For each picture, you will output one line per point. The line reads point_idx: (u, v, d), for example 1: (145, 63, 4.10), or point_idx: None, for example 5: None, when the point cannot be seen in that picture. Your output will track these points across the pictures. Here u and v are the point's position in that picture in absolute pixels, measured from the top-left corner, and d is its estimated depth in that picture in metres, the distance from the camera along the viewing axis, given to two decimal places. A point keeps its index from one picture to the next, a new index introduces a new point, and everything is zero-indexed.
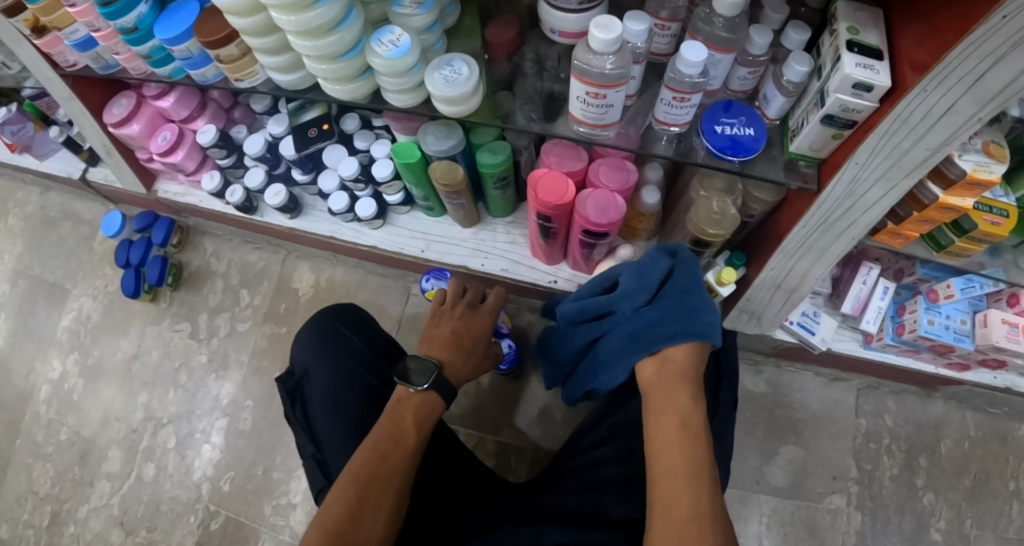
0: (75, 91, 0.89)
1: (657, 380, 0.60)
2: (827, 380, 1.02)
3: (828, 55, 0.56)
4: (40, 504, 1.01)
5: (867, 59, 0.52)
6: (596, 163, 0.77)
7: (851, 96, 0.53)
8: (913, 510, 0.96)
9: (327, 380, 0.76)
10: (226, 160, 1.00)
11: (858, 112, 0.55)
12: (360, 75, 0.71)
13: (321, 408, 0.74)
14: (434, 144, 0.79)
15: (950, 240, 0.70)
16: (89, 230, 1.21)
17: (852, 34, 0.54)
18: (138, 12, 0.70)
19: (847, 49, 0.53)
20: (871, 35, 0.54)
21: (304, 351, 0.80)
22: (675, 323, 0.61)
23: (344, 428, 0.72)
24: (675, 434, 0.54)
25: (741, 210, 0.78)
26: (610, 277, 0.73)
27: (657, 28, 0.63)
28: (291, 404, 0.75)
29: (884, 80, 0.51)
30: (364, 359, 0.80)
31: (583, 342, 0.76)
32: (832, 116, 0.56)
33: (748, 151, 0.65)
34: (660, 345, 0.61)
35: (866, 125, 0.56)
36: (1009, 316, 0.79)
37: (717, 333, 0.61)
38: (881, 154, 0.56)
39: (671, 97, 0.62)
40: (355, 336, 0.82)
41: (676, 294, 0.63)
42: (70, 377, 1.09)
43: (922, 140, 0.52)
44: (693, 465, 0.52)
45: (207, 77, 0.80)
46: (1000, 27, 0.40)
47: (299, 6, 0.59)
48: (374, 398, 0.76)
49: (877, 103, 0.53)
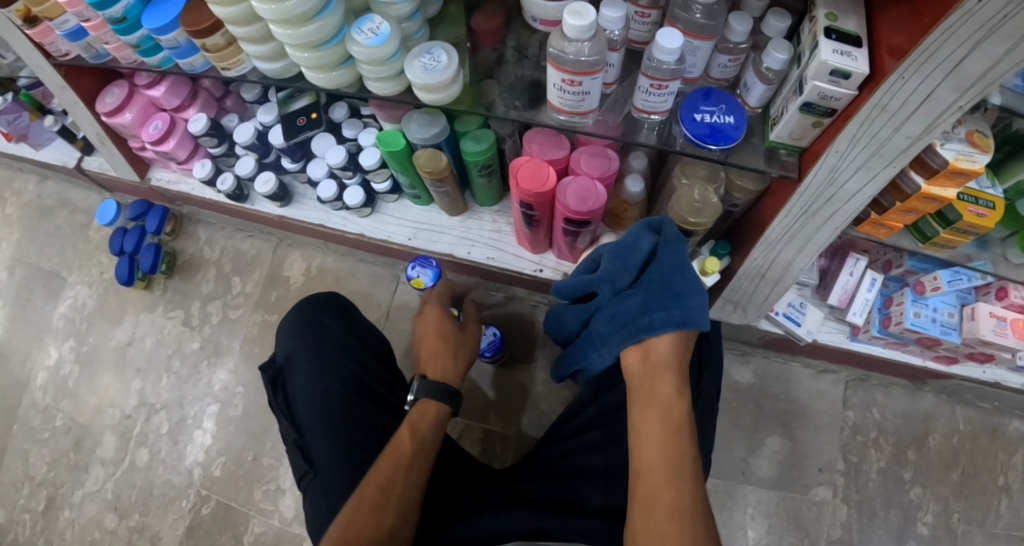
0: (68, 80, 0.90)
1: (642, 372, 0.60)
2: (816, 372, 1.02)
3: (806, 42, 0.56)
4: (36, 489, 1.03)
5: (844, 45, 0.51)
6: (578, 151, 0.77)
7: (829, 83, 0.53)
8: (900, 503, 0.96)
9: (308, 367, 0.76)
10: (218, 149, 1.01)
11: (837, 100, 0.54)
12: (342, 64, 0.72)
13: (303, 394, 0.74)
14: (418, 132, 0.80)
15: (935, 231, 0.68)
16: (85, 218, 1.23)
17: (830, 21, 0.53)
18: (125, 2, 0.71)
19: (824, 36, 0.52)
20: (850, 22, 0.53)
21: (286, 340, 0.81)
22: (658, 312, 0.58)
23: (323, 413, 0.72)
24: (657, 427, 0.55)
25: (724, 200, 0.77)
26: (594, 257, 0.70)
27: (636, 15, 0.63)
28: (273, 391, 0.76)
29: (862, 67, 0.50)
30: (350, 348, 0.81)
31: (576, 325, 0.74)
32: (810, 103, 0.56)
33: (728, 139, 0.64)
34: (646, 333, 0.59)
35: (845, 112, 0.56)
36: (997, 310, 0.78)
37: (704, 316, 0.58)
38: (861, 142, 0.55)
39: (648, 85, 0.62)
40: (339, 326, 0.82)
41: (658, 280, 0.59)
42: (67, 363, 1.11)
43: (902, 127, 0.51)
44: (674, 459, 0.52)
45: (195, 66, 0.81)
46: (975, 12, 0.39)
47: None
48: (356, 386, 0.77)
49: (855, 90, 0.53)
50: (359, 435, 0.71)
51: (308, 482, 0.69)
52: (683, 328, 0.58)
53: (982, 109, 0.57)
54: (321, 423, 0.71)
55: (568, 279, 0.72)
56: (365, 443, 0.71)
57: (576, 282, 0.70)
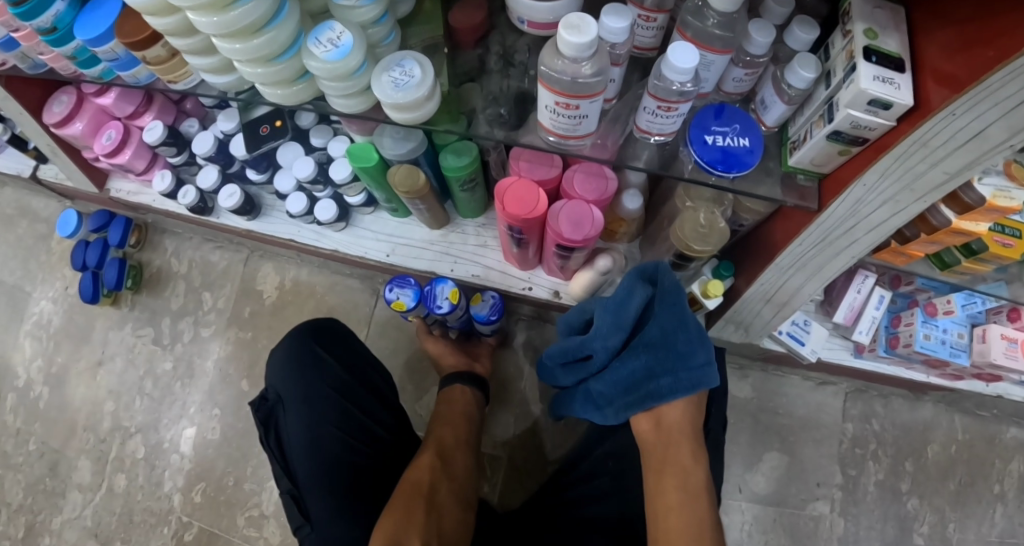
0: (11, 91, 0.81)
1: (655, 437, 0.58)
2: (815, 383, 0.98)
3: (840, 60, 0.48)
4: (14, 516, 1.00)
5: (887, 70, 0.44)
6: (571, 170, 0.71)
7: (865, 112, 0.45)
8: (897, 514, 0.94)
9: (302, 412, 0.77)
10: (177, 158, 0.94)
11: (871, 129, 0.47)
12: (301, 77, 0.62)
13: (297, 442, 0.75)
14: (392, 147, 0.73)
15: (957, 260, 0.63)
16: (46, 229, 1.16)
17: (869, 39, 0.45)
18: (55, 10, 0.62)
19: (863, 58, 0.44)
20: (892, 41, 0.45)
21: (278, 376, 0.80)
22: (665, 377, 0.55)
23: (317, 464, 0.73)
24: (675, 497, 0.53)
25: (730, 220, 0.72)
26: (586, 311, 0.66)
27: (640, 20, 0.54)
28: (266, 433, 0.77)
29: (905, 98, 0.43)
30: (347, 388, 0.80)
31: (572, 380, 0.69)
32: (840, 132, 0.48)
33: (742, 165, 0.56)
34: (655, 399, 0.56)
35: (878, 142, 0.48)
36: (1009, 332, 0.74)
37: (713, 373, 0.55)
38: (893, 177, 0.48)
39: (656, 106, 0.53)
40: (332, 359, 0.81)
41: (661, 342, 0.54)
42: (35, 385, 1.06)
43: (942, 164, 0.44)
44: (693, 530, 0.50)
45: (139, 78, 0.72)
46: None
47: (218, 5, 0.49)
48: (352, 429, 0.77)
49: (894, 121, 0.45)
50: (355, 485, 0.72)
51: (305, 534, 0.70)
52: (696, 387, 0.55)
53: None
54: (318, 473, 0.72)
55: (559, 343, 0.68)
56: (362, 489, 0.72)
57: (567, 346, 0.66)
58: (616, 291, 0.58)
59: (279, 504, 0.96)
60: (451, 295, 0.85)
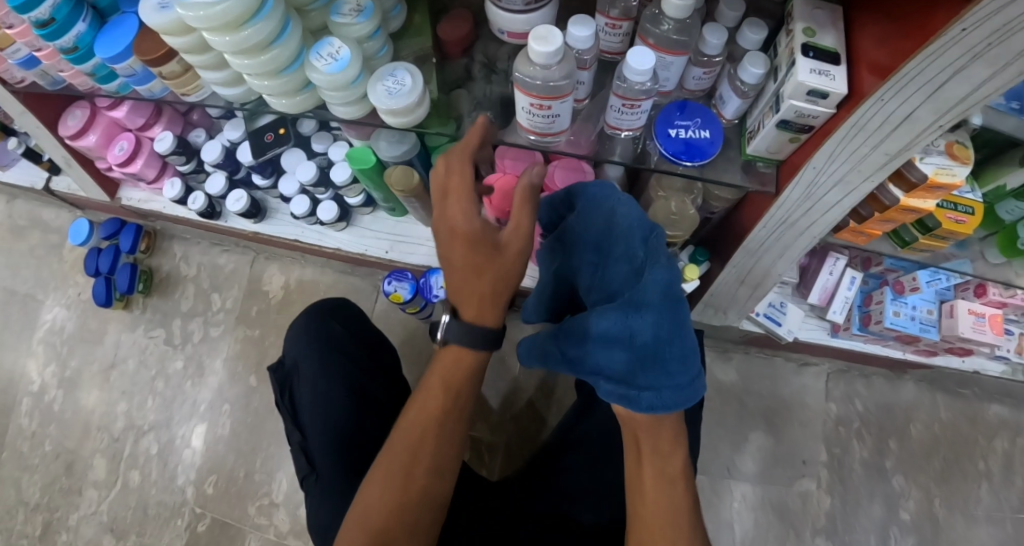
0: (28, 106, 0.86)
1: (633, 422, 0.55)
2: (798, 365, 1.03)
3: (783, 57, 0.53)
4: (31, 515, 1.04)
5: (823, 64, 0.48)
6: (553, 166, 0.76)
7: (806, 102, 0.50)
8: (883, 491, 0.98)
9: (312, 370, 0.79)
10: (186, 166, 0.99)
11: (814, 117, 0.51)
12: (306, 87, 0.67)
13: (306, 399, 0.78)
14: (387, 150, 0.77)
15: (914, 237, 0.68)
16: (57, 238, 1.21)
17: (808, 37, 0.50)
18: (76, 31, 0.67)
19: (802, 54, 0.49)
20: (828, 37, 0.50)
21: (294, 342, 0.83)
22: (647, 389, 0.50)
23: (323, 415, 0.75)
24: (651, 484, 0.54)
25: (702, 208, 0.76)
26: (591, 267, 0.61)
27: (607, 27, 0.58)
28: (280, 394, 0.80)
29: (840, 87, 0.48)
30: (354, 355, 0.83)
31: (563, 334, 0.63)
32: (787, 120, 0.53)
33: (703, 156, 0.61)
34: (631, 405, 0.52)
35: (822, 129, 0.53)
36: (976, 306, 0.78)
37: (697, 391, 0.51)
38: (839, 159, 0.52)
39: (621, 104, 0.58)
40: (342, 329, 0.86)
41: (652, 355, 0.50)
42: (50, 388, 1.10)
43: (880, 146, 0.49)
44: (670, 514, 0.53)
45: (154, 92, 0.77)
46: (959, 39, 0.37)
47: (231, 26, 0.54)
48: (356, 387, 0.79)
49: (833, 109, 0.50)
50: (357, 437, 0.73)
51: (310, 483, 0.72)
52: (676, 407, 0.51)
53: (964, 130, 0.55)
54: (321, 423, 0.74)
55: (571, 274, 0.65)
56: (362, 440, 0.73)
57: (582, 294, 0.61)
58: (614, 225, 0.57)
59: (289, 494, 1.00)
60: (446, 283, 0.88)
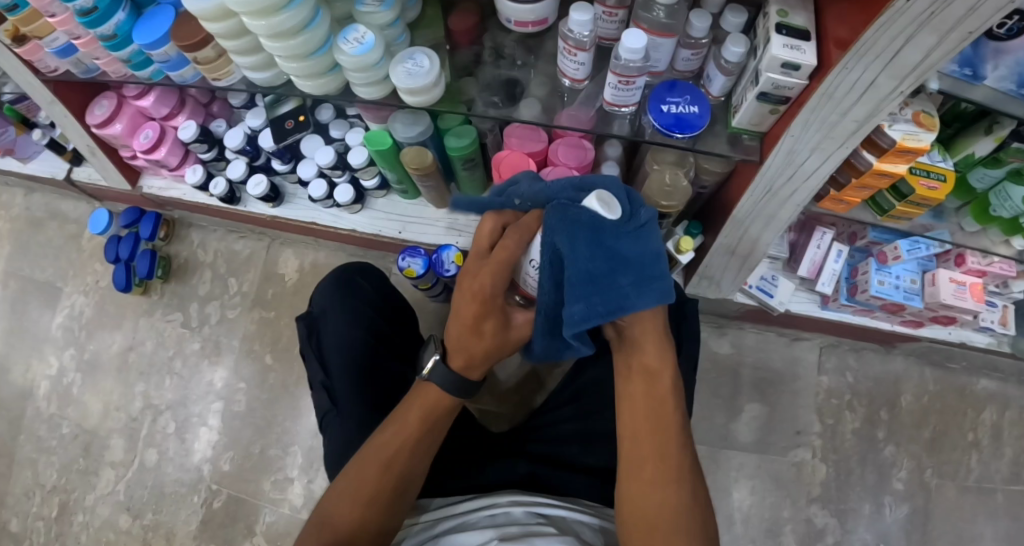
0: (58, 95, 0.91)
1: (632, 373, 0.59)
2: (790, 339, 1.07)
3: (761, 36, 0.58)
4: (48, 496, 1.06)
5: (794, 40, 0.54)
6: (555, 143, 0.81)
7: (781, 74, 0.55)
8: (875, 460, 1.02)
9: (339, 316, 0.84)
10: (208, 154, 1.03)
11: (790, 89, 0.57)
12: (330, 70, 0.72)
13: (330, 342, 0.82)
14: (403, 131, 0.82)
15: (892, 204, 0.74)
16: (75, 228, 1.25)
17: (781, 17, 0.56)
18: (116, 20, 0.73)
19: (775, 32, 0.55)
20: (799, 17, 0.55)
21: (323, 296, 0.88)
22: (578, 303, 0.53)
23: (346, 356, 0.80)
24: (642, 431, 0.56)
25: (694, 182, 0.81)
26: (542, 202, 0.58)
27: (604, 15, 0.64)
28: (308, 336, 0.85)
29: (810, 60, 0.53)
30: (376, 304, 0.89)
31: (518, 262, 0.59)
32: (766, 93, 0.58)
33: (692, 128, 0.66)
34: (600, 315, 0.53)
35: (798, 100, 0.58)
36: (956, 275, 0.85)
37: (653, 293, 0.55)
38: (813, 126, 0.58)
39: (616, 81, 0.64)
40: (370, 287, 0.91)
41: (591, 283, 0.52)
42: (69, 372, 1.14)
43: (850, 112, 0.54)
44: (657, 462, 0.54)
45: (186, 78, 0.82)
46: (904, 10, 0.42)
47: (268, 11, 0.59)
48: (376, 334, 0.84)
49: (806, 80, 0.56)
50: (378, 378, 0.79)
51: (330, 419, 0.76)
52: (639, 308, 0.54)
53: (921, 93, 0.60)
54: (345, 362, 0.79)
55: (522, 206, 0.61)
56: (379, 380, 0.78)
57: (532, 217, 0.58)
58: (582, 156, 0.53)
59: (303, 468, 1.04)
60: (456, 258, 0.92)
